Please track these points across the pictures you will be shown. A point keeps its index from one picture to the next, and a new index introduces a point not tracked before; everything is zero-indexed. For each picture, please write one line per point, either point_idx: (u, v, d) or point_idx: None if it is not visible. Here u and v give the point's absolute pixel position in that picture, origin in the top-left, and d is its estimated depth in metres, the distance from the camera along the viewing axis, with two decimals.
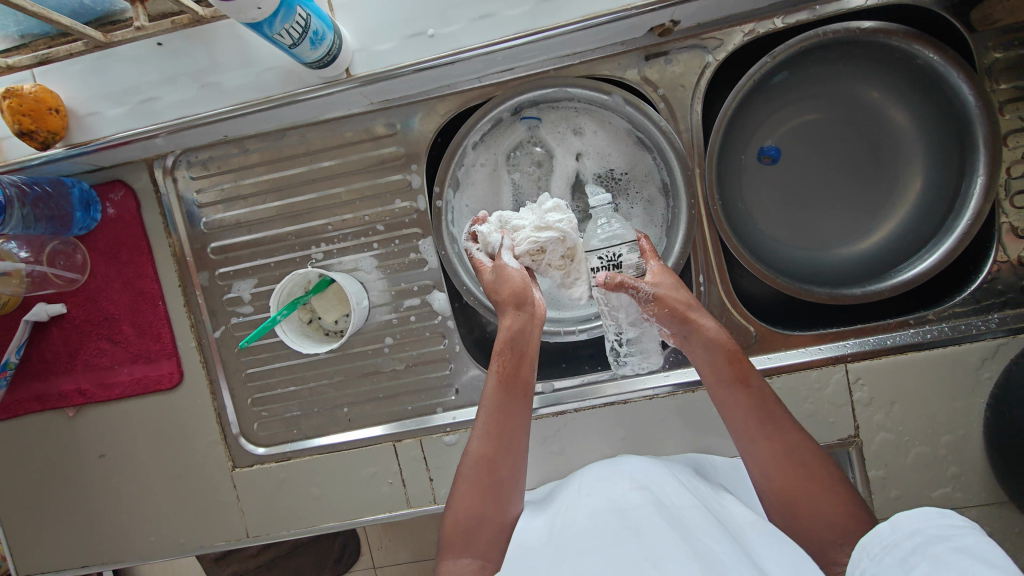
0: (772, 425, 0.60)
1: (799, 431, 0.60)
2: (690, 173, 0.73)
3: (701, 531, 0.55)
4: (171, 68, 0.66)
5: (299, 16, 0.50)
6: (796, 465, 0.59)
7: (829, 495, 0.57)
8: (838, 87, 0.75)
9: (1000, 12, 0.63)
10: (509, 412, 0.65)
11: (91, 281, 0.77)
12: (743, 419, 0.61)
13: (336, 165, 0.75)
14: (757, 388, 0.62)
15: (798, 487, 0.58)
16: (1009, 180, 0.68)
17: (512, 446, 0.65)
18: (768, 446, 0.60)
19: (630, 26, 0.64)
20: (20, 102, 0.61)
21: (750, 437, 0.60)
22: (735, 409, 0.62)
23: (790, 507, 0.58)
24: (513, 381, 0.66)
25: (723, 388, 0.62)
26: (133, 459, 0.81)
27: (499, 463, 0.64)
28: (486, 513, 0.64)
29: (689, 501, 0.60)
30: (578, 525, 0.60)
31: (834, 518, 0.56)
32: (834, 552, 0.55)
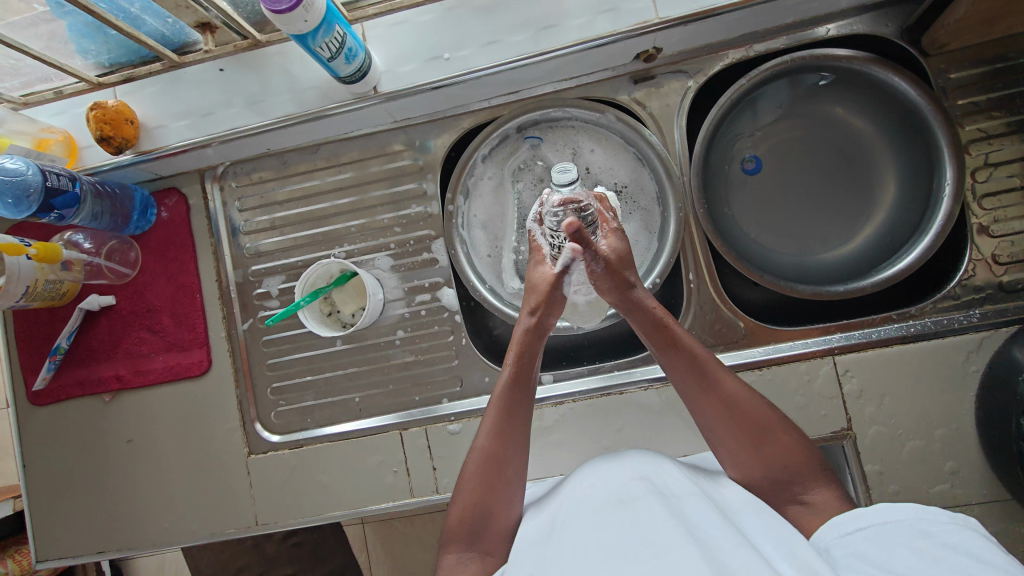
0: (712, 385, 0.64)
1: (738, 385, 0.64)
2: (677, 181, 0.80)
3: (701, 518, 0.54)
4: (228, 89, 0.78)
5: (336, 32, 0.61)
6: (740, 420, 0.62)
7: (776, 444, 0.61)
8: (812, 108, 0.83)
9: (945, 35, 0.71)
10: (510, 412, 0.67)
11: (139, 275, 0.86)
12: (687, 381, 0.64)
13: (362, 174, 0.85)
14: (689, 349, 0.64)
15: (744, 439, 0.62)
16: (974, 184, 0.73)
17: (513, 445, 0.67)
18: (712, 403, 0.63)
19: (618, 51, 0.74)
20: (103, 113, 0.73)
21: (697, 400, 0.64)
22: (678, 374, 0.65)
23: (742, 459, 0.62)
24: (520, 384, 0.68)
25: (661, 355, 0.66)
26: (157, 444, 0.86)
27: (501, 461, 0.66)
28: (491, 509, 0.65)
29: (689, 490, 0.60)
30: (580, 512, 0.60)
31: (781, 464, 0.61)
32: (788, 493, 0.60)
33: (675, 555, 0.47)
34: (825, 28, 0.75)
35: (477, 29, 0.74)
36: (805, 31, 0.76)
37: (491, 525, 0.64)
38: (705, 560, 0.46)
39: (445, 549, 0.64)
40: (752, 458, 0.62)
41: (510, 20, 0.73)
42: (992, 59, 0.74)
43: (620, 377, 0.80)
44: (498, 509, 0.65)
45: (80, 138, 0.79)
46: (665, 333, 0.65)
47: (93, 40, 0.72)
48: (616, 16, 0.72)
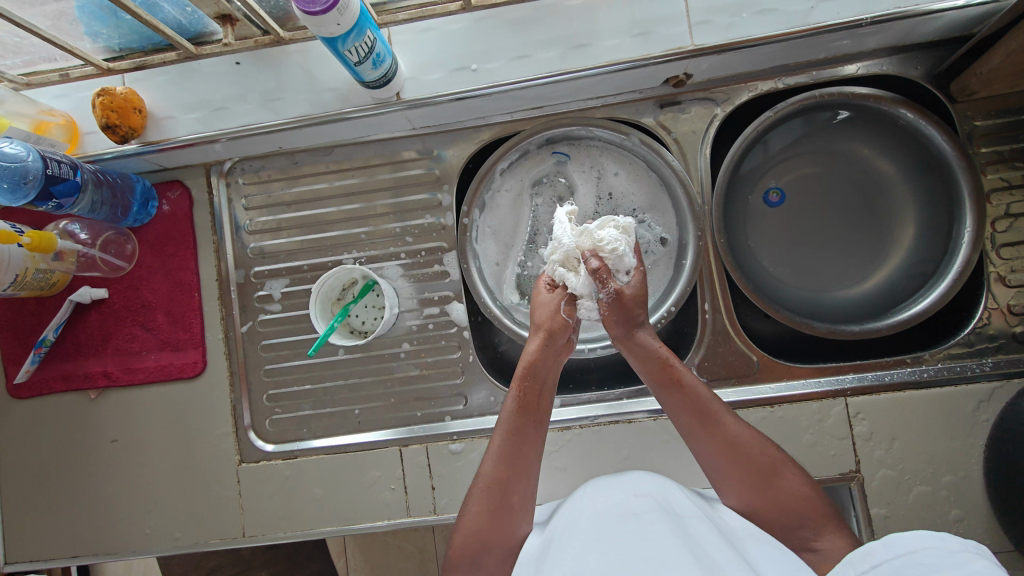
0: (712, 425, 0.64)
1: (740, 425, 0.64)
2: (700, 211, 0.79)
3: (704, 539, 0.54)
4: (242, 83, 0.75)
5: (367, 38, 0.59)
6: (743, 457, 0.63)
7: (782, 483, 0.62)
8: (834, 145, 0.83)
9: (975, 84, 0.71)
10: (525, 439, 0.65)
11: (135, 270, 0.83)
12: (686, 417, 0.65)
13: (374, 180, 0.82)
14: (693, 384, 0.66)
15: (751, 480, 0.62)
16: (994, 234, 0.74)
17: (525, 475, 0.64)
18: (712, 444, 0.64)
19: (648, 75, 0.73)
20: (110, 100, 0.70)
21: (697, 439, 0.64)
22: (676, 408, 0.66)
23: (749, 499, 0.62)
24: (534, 419, 0.67)
25: (659, 388, 0.67)
26: (144, 445, 0.82)
27: (510, 486, 0.63)
28: (503, 528, 0.61)
29: (693, 512, 0.60)
30: (581, 527, 0.58)
31: (791, 503, 0.61)
32: (797, 538, 0.60)
33: (674, 569, 0.47)
34: (852, 67, 0.75)
35: (508, 41, 0.72)
36: (834, 68, 0.75)
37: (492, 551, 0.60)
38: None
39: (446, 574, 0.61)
40: (761, 501, 0.61)
41: (541, 35, 0.71)
42: (1016, 110, 0.74)
43: (629, 404, 0.78)
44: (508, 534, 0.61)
45: (84, 123, 0.76)
46: (669, 369, 0.66)
47: (105, 23, 0.69)
48: (650, 39, 0.70)
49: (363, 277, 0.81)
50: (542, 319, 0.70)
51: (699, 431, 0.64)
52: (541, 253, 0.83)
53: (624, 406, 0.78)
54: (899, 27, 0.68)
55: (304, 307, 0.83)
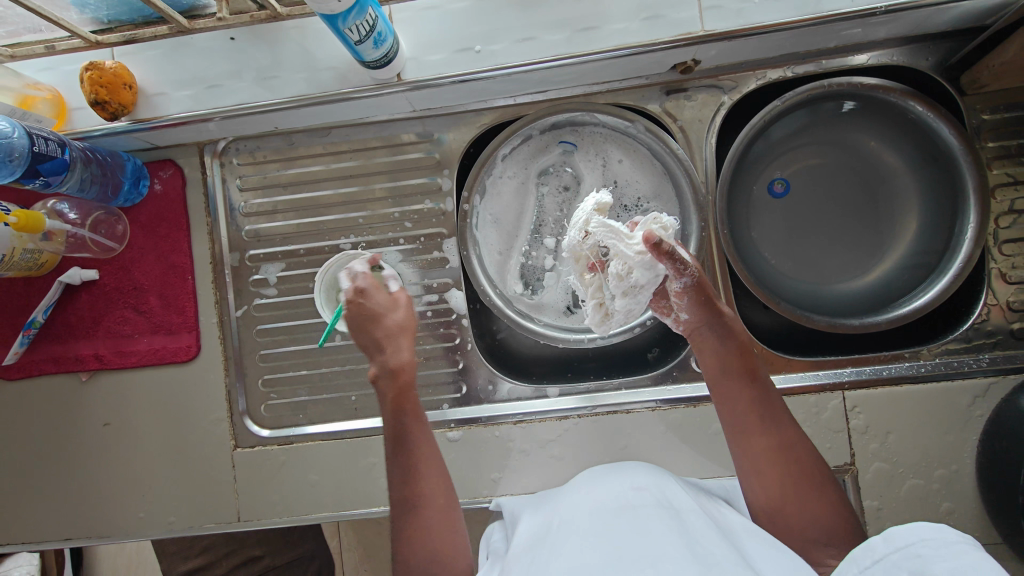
0: (771, 427, 0.64)
1: (796, 431, 0.64)
2: (703, 201, 0.78)
3: (702, 535, 0.54)
4: (236, 59, 0.73)
5: (369, 16, 0.57)
6: (792, 465, 0.62)
7: (821, 497, 0.62)
8: (842, 136, 0.82)
9: (986, 77, 0.70)
10: (409, 450, 0.63)
11: (126, 251, 0.81)
12: (741, 411, 0.65)
13: (371, 164, 0.81)
14: (761, 383, 0.66)
15: (791, 488, 0.62)
16: (996, 230, 0.73)
17: (426, 487, 0.62)
18: (760, 441, 0.63)
19: (656, 60, 0.71)
20: (98, 75, 0.67)
21: (749, 437, 0.64)
22: (737, 403, 0.65)
23: (780, 504, 0.62)
24: (409, 425, 0.64)
25: (725, 376, 0.66)
26: (137, 429, 0.81)
27: (416, 502, 0.62)
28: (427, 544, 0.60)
29: (691, 506, 0.60)
30: (578, 519, 0.59)
31: (821, 518, 0.61)
32: (817, 552, 0.60)
33: (672, 566, 0.48)
34: (862, 57, 0.74)
35: (512, 22, 0.70)
36: (844, 57, 0.74)
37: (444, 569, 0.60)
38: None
39: None
40: (791, 510, 0.61)
41: (548, 17, 0.69)
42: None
43: (628, 395, 0.78)
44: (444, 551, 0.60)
45: (71, 99, 0.73)
46: (744, 359, 0.66)
47: None
48: (659, 23, 0.68)
49: (359, 263, 0.76)
50: (357, 316, 0.64)
51: (755, 425, 0.64)
52: (546, 244, 0.81)
53: (624, 396, 0.78)
54: (912, 16, 0.67)
55: (300, 291, 0.82)
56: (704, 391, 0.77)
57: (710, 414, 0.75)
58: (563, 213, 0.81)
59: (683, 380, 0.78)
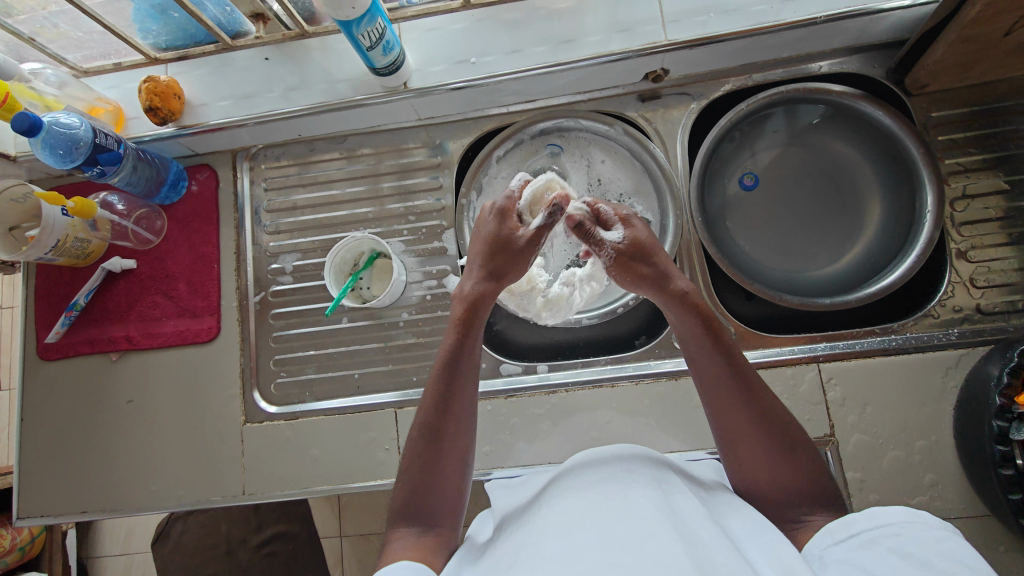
0: (744, 394, 0.62)
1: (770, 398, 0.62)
2: (677, 193, 0.86)
3: (690, 514, 0.54)
4: (269, 75, 0.85)
5: (378, 25, 0.68)
6: (767, 433, 0.60)
7: (795, 462, 0.60)
8: (808, 138, 0.89)
9: (925, 77, 0.78)
10: (458, 384, 0.65)
11: (162, 243, 0.91)
12: (716, 382, 0.64)
13: (381, 166, 0.91)
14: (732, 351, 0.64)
15: (766, 457, 0.60)
16: (953, 213, 0.79)
17: (458, 422, 0.64)
18: (732, 412, 0.62)
19: (630, 69, 0.81)
20: (155, 86, 0.80)
21: (723, 406, 0.63)
22: (709, 372, 0.64)
23: (755, 473, 0.61)
24: (459, 359, 0.66)
25: (696, 348, 0.66)
26: (157, 406, 0.88)
27: (443, 434, 0.63)
28: (444, 471, 0.63)
29: (683, 488, 0.60)
30: (569, 500, 0.59)
31: (792, 482, 0.59)
32: (794, 512, 0.59)
33: (658, 546, 0.48)
34: (816, 65, 0.83)
35: (504, 39, 0.81)
36: (799, 66, 0.83)
37: (444, 504, 0.62)
38: (688, 554, 0.47)
39: (393, 529, 0.60)
40: (763, 475, 0.60)
41: (533, 34, 0.81)
42: (967, 102, 0.81)
43: (611, 371, 0.82)
44: (447, 486, 0.62)
45: (129, 110, 0.86)
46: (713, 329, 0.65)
47: (156, 21, 0.79)
48: (629, 36, 0.79)
49: (369, 248, 0.86)
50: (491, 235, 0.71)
51: (727, 394, 0.63)
52: None
53: (607, 372, 0.82)
54: (852, 25, 0.76)
55: (313, 279, 0.90)
56: (686, 366, 0.81)
57: (691, 388, 0.79)
58: None
59: (665, 357, 0.82)
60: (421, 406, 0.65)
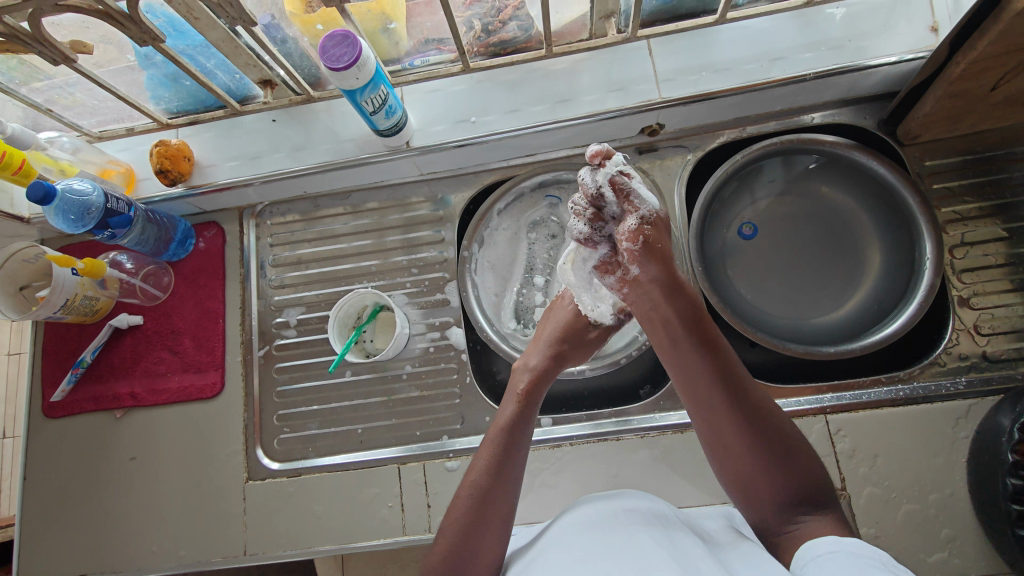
0: (730, 391, 0.62)
1: (754, 397, 0.62)
2: (677, 243, 0.87)
3: (695, 559, 0.57)
4: (276, 137, 0.88)
5: (381, 92, 0.71)
6: (756, 436, 0.61)
7: (789, 459, 0.61)
8: (805, 185, 0.90)
9: (916, 128, 0.80)
10: (512, 450, 0.68)
11: (168, 299, 0.92)
12: (699, 387, 0.63)
13: (385, 220, 0.93)
14: (716, 345, 0.64)
15: (758, 461, 0.60)
16: (954, 260, 0.79)
17: (508, 482, 0.67)
18: (717, 415, 0.62)
19: (626, 124, 0.83)
20: (165, 150, 0.83)
21: (711, 411, 0.62)
22: (694, 369, 0.63)
23: (747, 476, 0.61)
24: (516, 429, 0.69)
25: (678, 351, 0.64)
26: (160, 463, 0.87)
27: (490, 497, 0.65)
28: (488, 535, 0.64)
29: (685, 534, 0.63)
30: (577, 539, 0.64)
31: (787, 481, 0.60)
32: (789, 513, 0.60)
33: None
34: (809, 117, 0.85)
35: (503, 99, 0.84)
36: (793, 118, 0.85)
37: (480, 564, 0.64)
38: None
39: None
40: (757, 476, 0.61)
41: (531, 94, 0.83)
42: (960, 150, 0.82)
43: (615, 424, 0.81)
44: (487, 548, 0.64)
45: (140, 171, 0.89)
46: (701, 328, 0.64)
47: (168, 88, 0.81)
48: (625, 94, 0.81)
49: (372, 302, 0.87)
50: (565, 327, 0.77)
51: (711, 397, 0.62)
52: (536, 282, 0.91)
53: (611, 425, 0.81)
54: (842, 80, 0.79)
55: (317, 332, 0.90)
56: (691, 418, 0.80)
57: (697, 440, 0.78)
58: (552, 257, 0.91)
59: (671, 409, 0.81)
60: (475, 467, 0.68)
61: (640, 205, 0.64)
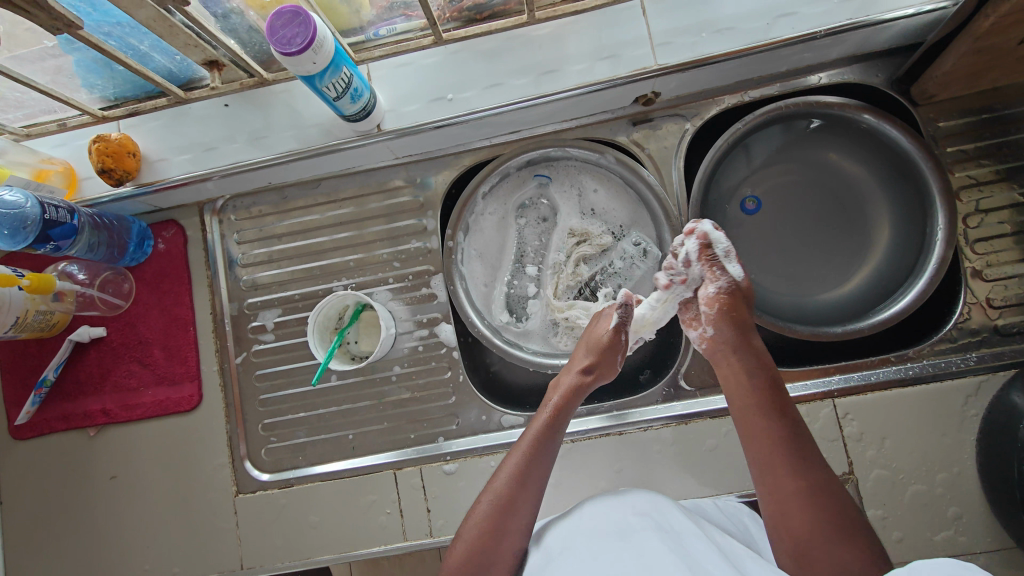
0: (801, 464, 0.59)
1: (823, 472, 0.60)
2: (676, 222, 0.81)
3: (700, 554, 0.58)
4: (231, 124, 0.79)
5: (343, 74, 0.62)
6: (820, 507, 0.58)
7: (854, 547, 0.56)
8: (809, 153, 0.84)
9: (933, 87, 0.73)
10: (540, 466, 0.66)
11: (132, 308, 0.85)
12: (767, 449, 0.61)
13: (362, 210, 0.85)
14: (792, 420, 0.62)
15: (819, 534, 0.57)
16: (966, 229, 0.75)
17: (532, 495, 0.65)
18: (782, 478, 0.59)
19: (619, 95, 0.76)
20: (105, 146, 0.74)
21: (773, 471, 0.60)
22: (765, 439, 0.61)
23: (804, 547, 0.57)
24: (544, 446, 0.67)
25: (750, 410, 0.62)
26: (143, 480, 0.83)
27: (513, 505, 0.64)
28: (491, 572, 0.63)
29: (691, 529, 0.62)
30: (582, 545, 0.62)
31: (844, 561, 0.56)
32: None
33: None
34: (816, 77, 0.78)
35: (481, 71, 0.75)
36: (799, 79, 0.78)
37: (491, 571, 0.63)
38: None
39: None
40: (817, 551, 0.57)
41: (513, 64, 0.75)
42: (978, 109, 0.76)
43: (617, 417, 0.78)
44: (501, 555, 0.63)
45: (81, 169, 0.79)
46: (775, 395, 0.63)
47: (100, 75, 0.72)
48: (616, 62, 0.73)
49: (353, 302, 0.81)
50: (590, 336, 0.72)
51: (778, 461, 0.60)
52: (528, 272, 0.85)
53: (613, 418, 0.78)
54: (854, 37, 0.71)
55: (297, 335, 0.85)
56: (695, 408, 0.77)
57: (702, 431, 0.76)
58: (543, 242, 0.85)
59: (676, 399, 0.78)
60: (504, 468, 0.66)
61: (722, 275, 0.66)
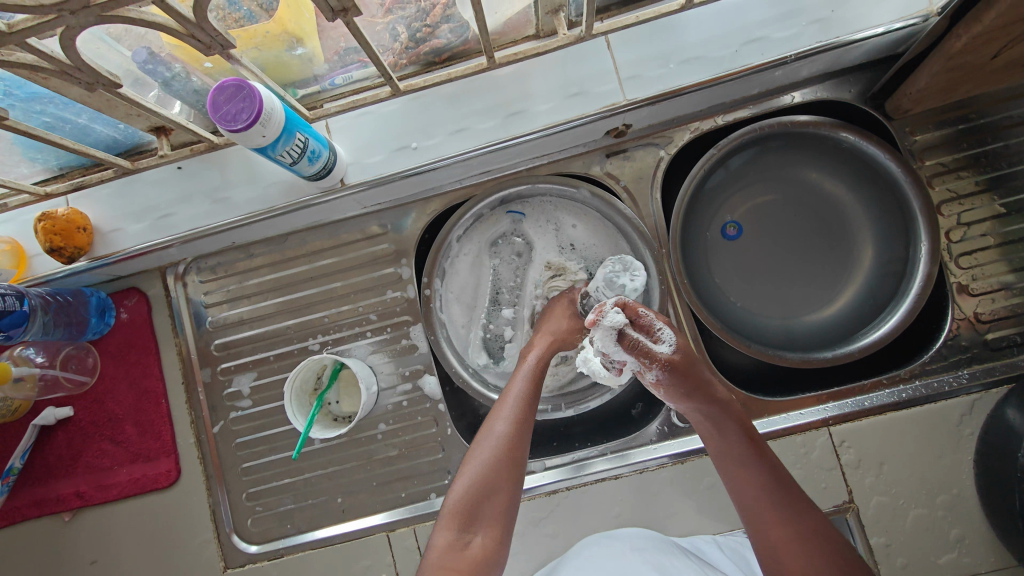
0: (787, 507, 0.59)
1: (813, 513, 0.59)
2: (658, 254, 0.78)
3: None
4: (187, 187, 0.75)
5: (298, 138, 0.59)
6: (814, 550, 0.56)
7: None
8: (787, 171, 0.82)
9: (907, 102, 0.72)
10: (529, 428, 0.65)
11: (98, 383, 0.81)
12: (753, 496, 0.60)
13: (333, 263, 0.82)
14: (771, 462, 0.62)
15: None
16: (950, 244, 0.74)
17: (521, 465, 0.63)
18: (773, 523, 0.58)
19: (589, 131, 0.73)
20: (52, 224, 0.69)
21: (762, 519, 0.59)
22: (748, 486, 0.61)
23: None
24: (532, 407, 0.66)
25: (731, 460, 0.62)
26: (125, 562, 0.80)
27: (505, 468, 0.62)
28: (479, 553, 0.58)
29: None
30: None
31: None
32: None
33: None
34: (790, 97, 0.76)
35: (444, 115, 0.72)
36: (772, 100, 0.76)
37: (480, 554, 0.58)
38: None
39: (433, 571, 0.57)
40: None
41: (477, 107, 0.72)
42: (953, 119, 0.75)
43: (614, 460, 0.76)
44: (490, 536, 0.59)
45: (30, 246, 0.75)
46: (752, 440, 0.63)
47: (38, 148, 0.67)
48: (584, 99, 0.70)
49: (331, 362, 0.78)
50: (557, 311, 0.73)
51: (764, 506, 0.59)
52: (504, 314, 0.81)
53: (610, 461, 0.76)
54: (825, 58, 0.69)
55: (274, 398, 0.81)
56: (691, 446, 0.75)
57: (698, 469, 0.75)
58: (518, 280, 0.81)
59: (673, 435, 0.76)
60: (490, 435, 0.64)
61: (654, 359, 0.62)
